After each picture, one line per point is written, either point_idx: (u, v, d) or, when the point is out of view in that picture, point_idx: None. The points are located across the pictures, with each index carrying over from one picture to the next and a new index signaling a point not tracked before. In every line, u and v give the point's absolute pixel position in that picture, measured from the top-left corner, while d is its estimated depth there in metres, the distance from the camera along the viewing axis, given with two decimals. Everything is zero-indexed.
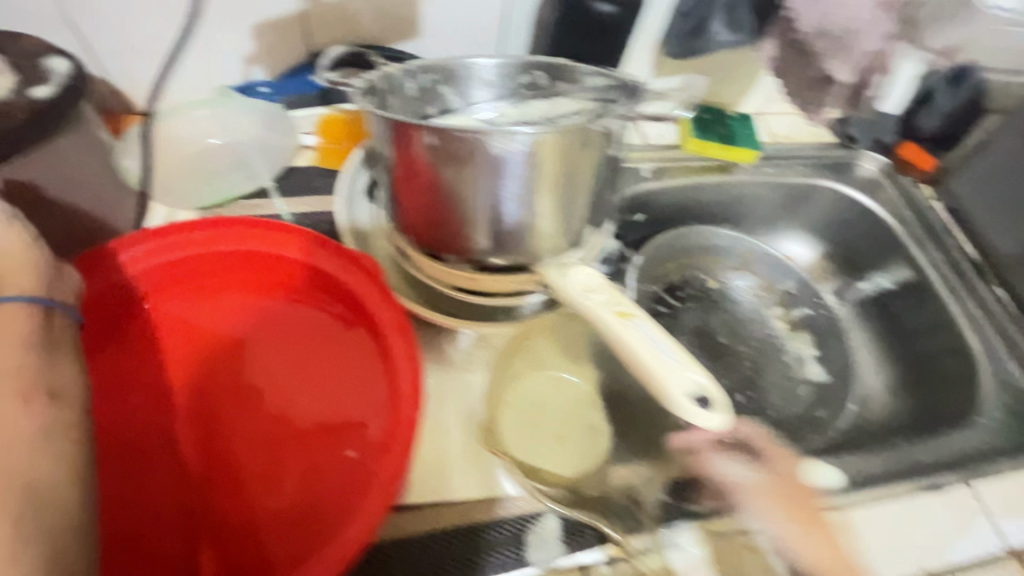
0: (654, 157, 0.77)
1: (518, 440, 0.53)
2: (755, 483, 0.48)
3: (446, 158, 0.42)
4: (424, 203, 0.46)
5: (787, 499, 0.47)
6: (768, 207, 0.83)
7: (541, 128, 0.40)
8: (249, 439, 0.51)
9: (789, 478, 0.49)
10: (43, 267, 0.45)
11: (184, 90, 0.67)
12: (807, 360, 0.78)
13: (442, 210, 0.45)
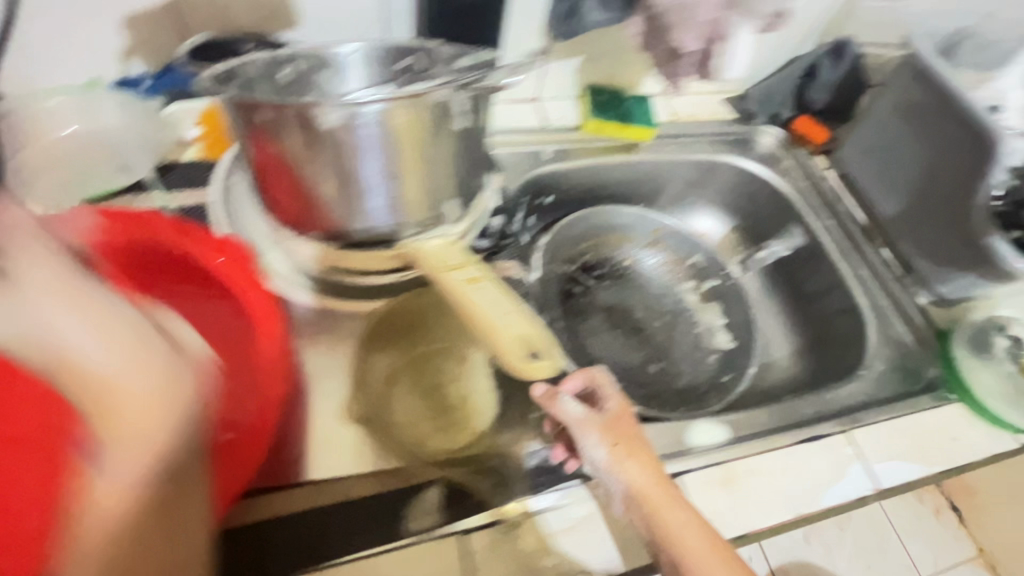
0: (559, 139, 0.77)
1: (404, 412, 0.54)
2: (586, 419, 0.48)
3: (302, 133, 0.44)
4: (289, 182, 0.49)
5: (619, 432, 0.47)
6: (677, 183, 0.86)
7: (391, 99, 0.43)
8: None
9: (618, 414, 0.49)
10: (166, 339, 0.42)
11: (41, 77, 0.59)
12: (716, 329, 0.81)
13: (305, 186, 0.49)
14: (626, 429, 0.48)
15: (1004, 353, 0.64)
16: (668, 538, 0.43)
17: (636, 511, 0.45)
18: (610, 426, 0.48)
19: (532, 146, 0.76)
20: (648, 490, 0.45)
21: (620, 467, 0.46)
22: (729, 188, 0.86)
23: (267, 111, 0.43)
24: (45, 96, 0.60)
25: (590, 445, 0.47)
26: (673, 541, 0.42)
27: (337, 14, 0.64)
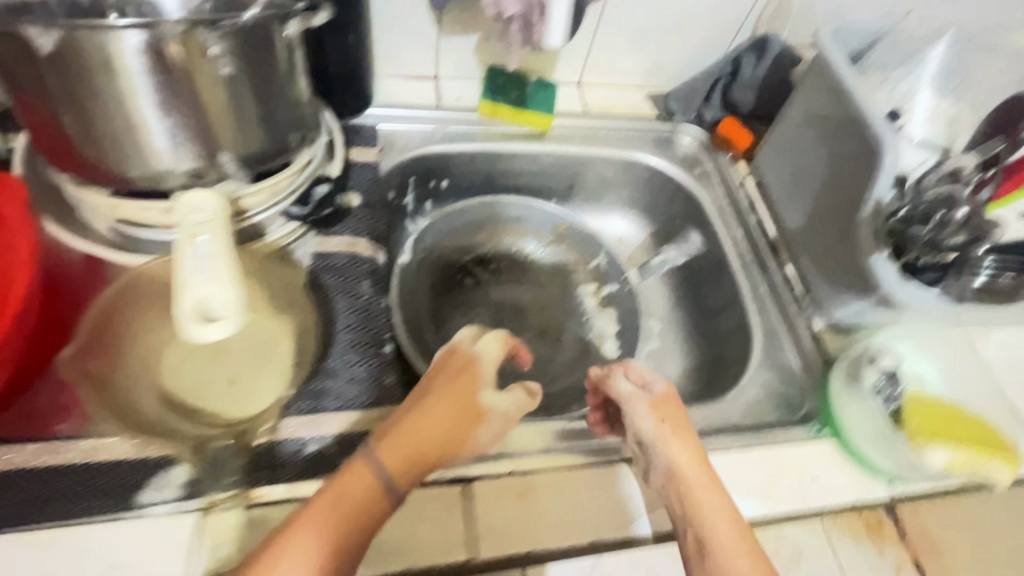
0: (450, 120, 0.73)
1: (181, 375, 0.49)
2: (635, 397, 0.50)
3: (23, 60, 0.39)
4: (37, 119, 0.43)
5: (666, 412, 0.49)
6: (590, 180, 0.80)
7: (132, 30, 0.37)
8: None
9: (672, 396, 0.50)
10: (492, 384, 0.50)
11: None
12: (608, 336, 0.76)
13: (48, 121, 0.43)
14: (681, 416, 0.49)
15: (873, 388, 0.56)
16: (694, 513, 0.44)
17: (673, 489, 0.45)
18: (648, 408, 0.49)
19: (420, 122, 0.72)
20: (690, 470, 0.46)
21: (664, 444, 0.47)
22: (645, 189, 0.81)
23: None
24: None
25: (639, 420, 0.49)
26: (703, 521, 0.43)
27: None
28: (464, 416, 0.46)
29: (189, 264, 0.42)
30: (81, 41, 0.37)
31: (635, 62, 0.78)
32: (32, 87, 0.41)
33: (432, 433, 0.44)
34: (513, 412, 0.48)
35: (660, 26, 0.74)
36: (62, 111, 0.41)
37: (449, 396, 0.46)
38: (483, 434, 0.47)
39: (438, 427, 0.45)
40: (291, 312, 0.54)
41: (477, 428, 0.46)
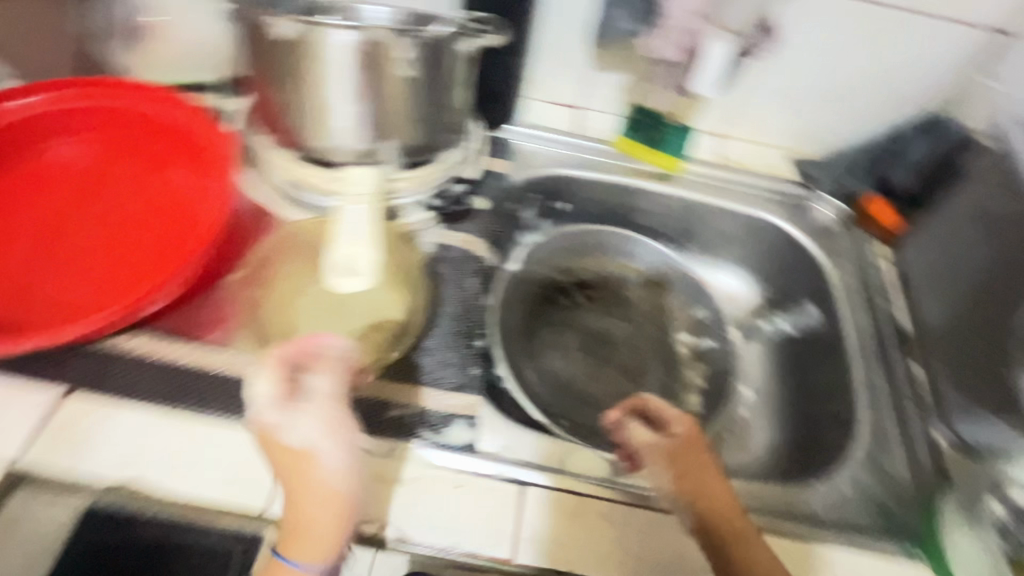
0: (586, 149, 0.77)
1: (309, 324, 0.52)
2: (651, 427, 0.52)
3: (268, 42, 0.48)
4: (261, 90, 0.53)
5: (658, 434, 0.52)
6: (711, 231, 0.79)
7: (362, 37, 0.47)
8: (55, 251, 0.53)
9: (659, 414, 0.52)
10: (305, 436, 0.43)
11: None
12: (692, 390, 0.73)
13: (270, 92, 0.52)
14: (689, 449, 0.51)
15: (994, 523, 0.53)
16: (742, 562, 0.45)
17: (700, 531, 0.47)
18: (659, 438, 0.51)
19: (560, 144, 0.77)
20: (719, 510, 0.47)
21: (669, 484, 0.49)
22: (765, 252, 0.78)
23: (252, 20, 0.48)
24: None
25: (654, 449, 0.51)
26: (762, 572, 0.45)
27: None
28: (306, 482, 0.42)
29: (345, 227, 0.51)
30: (330, 38, 0.46)
31: (786, 124, 0.76)
32: (265, 63, 0.51)
33: (308, 506, 0.42)
34: (334, 434, 0.43)
35: (821, 90, 0.72)
36: (285, 85, 0.50)
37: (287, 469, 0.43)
38: (337, 482, 0.42)
39: (308, 498, 0.42)
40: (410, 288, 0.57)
41: (310, 474, 0.42)
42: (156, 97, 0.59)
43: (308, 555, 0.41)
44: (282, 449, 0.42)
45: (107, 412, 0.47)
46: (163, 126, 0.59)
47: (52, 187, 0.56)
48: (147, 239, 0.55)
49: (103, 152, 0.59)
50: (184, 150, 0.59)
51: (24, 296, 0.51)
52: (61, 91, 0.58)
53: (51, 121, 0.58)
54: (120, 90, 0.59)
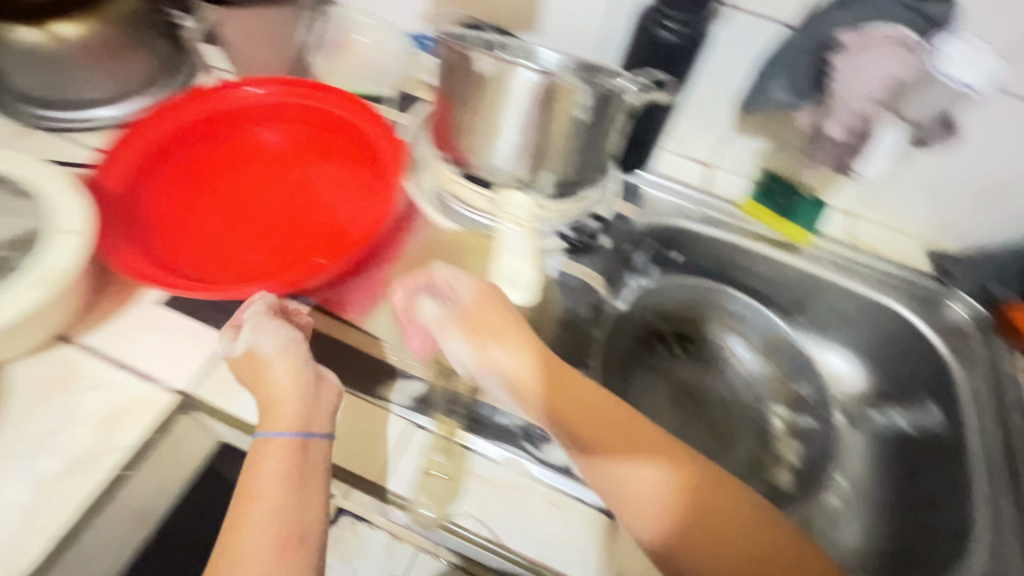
0: (712, 206, 0.79)
1: None
2: (491, 319, 0.52)
3: (463, 72, 0.55)
4: (441, 109, 0.60)
5: (494, 320, 0.52)
6: (828, 310, 0.77)
7: (545, 78, 0.51)
8: (245, 221, 0.62)
9: (554, 370, 0.49)
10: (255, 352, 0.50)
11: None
12: (784, 466, 0.72)
13: (449, 113, 0.58)
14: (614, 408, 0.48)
15: None
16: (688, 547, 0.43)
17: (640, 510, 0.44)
18: (492, 330, 0.51)
19: (687, 198, 0.79)
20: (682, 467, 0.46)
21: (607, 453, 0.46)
22: (883, 341, 0.75)
23: (453, 53, 0.55)
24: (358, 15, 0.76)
25: (510, 367, 0.50)
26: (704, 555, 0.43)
27: (572, 26, 0.72)
28: (266, 383, 0.49)
29: (510, 245, 0.59)
30: (520, 78, 0.52)
31: (932, 216, 0.73)
32: (454, 88, 0.57)
33: (268, 391, 0.49)
34: (259, 332, 0.50)
35: (982, 189, 0.68)
36: (465, 111, 0.57)
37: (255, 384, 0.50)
38: (283, 370, 0.49)
39: (273, 388, 0.49)
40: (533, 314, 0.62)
41: (265, 365, 0.50)
42: (346, 104, 0.67)
43: (284, 424, 0.47)
44: (253, 362, 0.50)
45: None
46: (354, 133, 0.67)
47: (251, 168, 0.66)
48: (321, 226, 0.62)
49: (296, 144, 0.68)
50: (368, 159, 0.66)
51: (215, 256, 0.59)
52: (281, 89, 0.67)
53: (258, 112, 0.67)
54: (324, 94, 0.67)
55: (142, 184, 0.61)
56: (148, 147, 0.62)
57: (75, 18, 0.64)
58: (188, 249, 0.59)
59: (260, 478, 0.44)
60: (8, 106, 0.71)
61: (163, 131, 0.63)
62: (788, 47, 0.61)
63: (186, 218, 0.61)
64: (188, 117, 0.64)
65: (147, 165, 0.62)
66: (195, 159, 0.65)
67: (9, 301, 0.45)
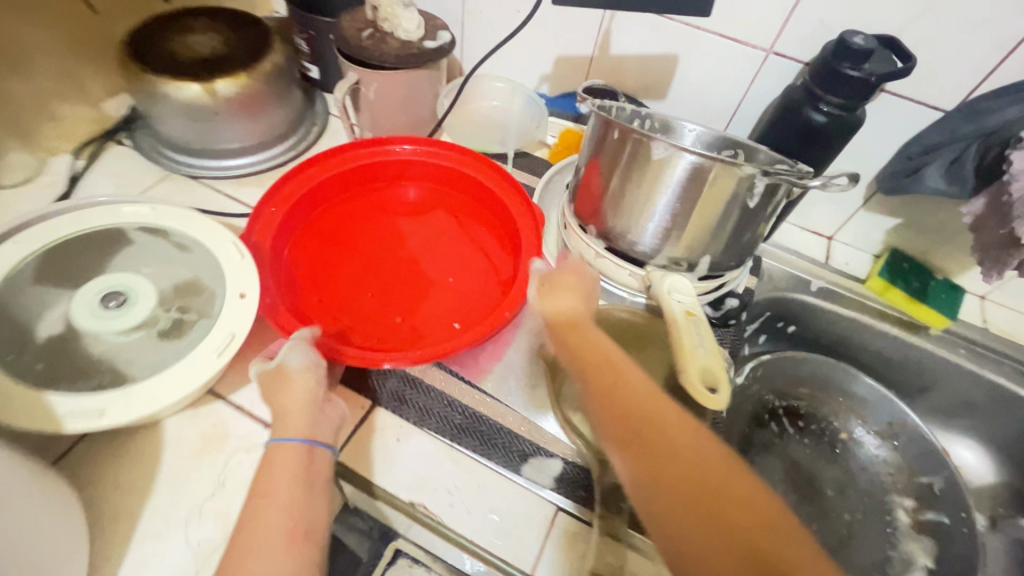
0: (833, 279, 0.76)
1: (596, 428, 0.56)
2: (564, 280, 0.55)
3: (626, 153, 0.55)
4: (591, 185, 0.60)
5: (565, 281, 0.55)
6: (957, 398, 0.74)
7: (716, 164, 0.50)
8: (381, 280, 0.62)
9: (584, 345, 0.49)
10: (276, 366, 0.50)
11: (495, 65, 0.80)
12: (916, 568, 0.69)
13: (602, 189, 0.59)
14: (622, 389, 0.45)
15: None
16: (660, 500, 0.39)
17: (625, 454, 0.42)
18: (556, 287, 0.55)
19: (805, 271, 0.76)
20: (685, 450, 0.40)
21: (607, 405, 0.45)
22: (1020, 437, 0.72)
23: (615, 133, 0.55)
24: (494, 78, 0.79)
25: (558, 306, 0.53)
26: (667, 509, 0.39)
27: (702, 97, 0.72)
28: (280, 396, 0.48)
29: (690, 332, 0.47)
30: (691, 166, 0.51)
31: None
32: (609, 166, 0.57)
33: (281, 402, 0.48)
34: (292, 348, 0.50)
35: None
36: (623, 189, 0.56)
37: (273, 398, 0.48)
38: (302, 385, 0.48)
39: (288, 401, 0.48)
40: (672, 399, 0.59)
41: (284, 378, 0.49)
42: (488, 169, 0.66)
43: (293, 430, 0.46)
44: (275, 378, 0.49)
45: (409, 431, 0.55)
46: (492, 198, 0.66)
47: (388, 227, 0.67)
48: (456, 293, 0.62)
49: (433, 208, 0.69)
50: (504, 228, 0.66)
51: (351, 315, 0.59)
52: (426, 148, 0.68)
53: (400, 171, 0.68)
54: (465, 158, 0.67)
55: (288, 233, 0.62)
56: (298, 195, 0.62)
57: (233, 75, 0.66)
58: (325, 305, 0.59)
59: (271, 484, 0.43)
60: (149, 148, 0.73)
61: (313, 180, 0.64)
62: (938, 129, 0.60)
63: (325, 273, 0.62)
64: (335, 169, 0.65)
65: (295, 214, 0.62)
66: (334, 212, 0.66)
67: (187, 371, 0.45)
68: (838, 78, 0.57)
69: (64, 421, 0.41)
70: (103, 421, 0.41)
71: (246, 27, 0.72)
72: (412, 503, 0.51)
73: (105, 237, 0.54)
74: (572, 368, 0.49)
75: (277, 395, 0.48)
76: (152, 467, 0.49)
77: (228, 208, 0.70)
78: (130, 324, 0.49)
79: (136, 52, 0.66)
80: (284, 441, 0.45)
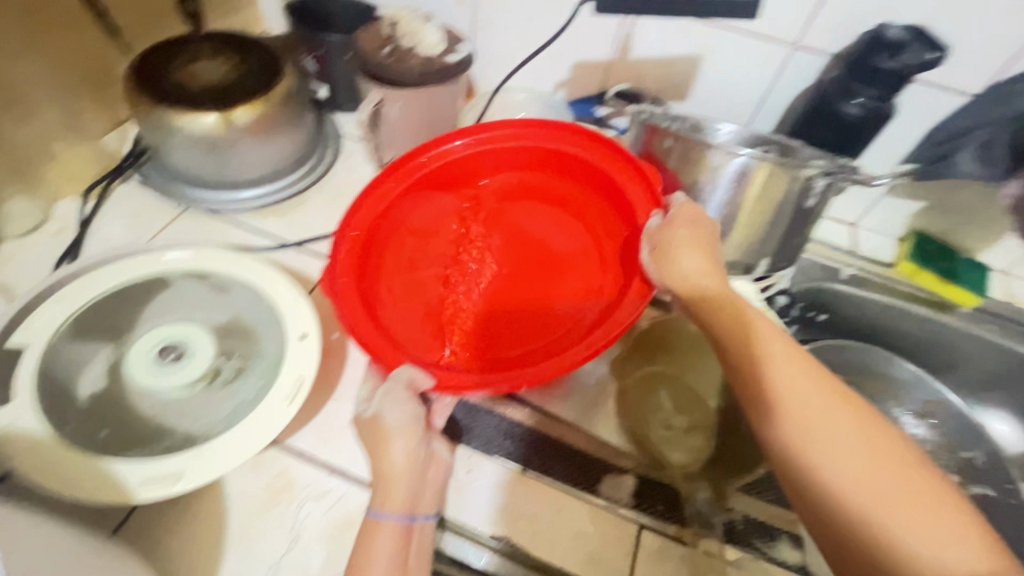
0: (862, 266, 0.76)
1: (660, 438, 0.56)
2: (681, 236, 0.48)
3: (676, 158, 0.54)
4: None
5: (685, 236, 0.47)
6: (990, 372, 0.76)
7: (774, 164, 0.50)
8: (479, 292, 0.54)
9: (718, 314, 0.44)
10: (381, 419, 0.46)
11: (508, 73, 0.79)
12: None
13: None
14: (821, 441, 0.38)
15: None
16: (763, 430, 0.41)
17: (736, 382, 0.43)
18: (672, 248, 0.47)
19: (833, 259, 0.76)
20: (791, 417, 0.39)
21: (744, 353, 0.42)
22: None
23: (667, 138, 0.54)
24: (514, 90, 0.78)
25: (682, 272, 0.46)
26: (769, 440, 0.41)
27: (724, 93, 0.71)
28: (381, 455, 0.46)
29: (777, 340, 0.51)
30: (747, 168, 0.51)
31: None
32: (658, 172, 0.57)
33: (380, 463, 0.46)
34: (388, 398, 0.45)
35: None
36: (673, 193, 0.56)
37: (374, 449, 0.46)
38: (403, 446, 0.46)
39: (387, 465, 0.45)
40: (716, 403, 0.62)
41: (383, 436, 0.46)
42: (585, 145, 0.55)
43: (393, 504, 0.44)
44: (375, 430, 0.46)
45: (476, 460, 0.53)
46: (582, 171, 0.56)
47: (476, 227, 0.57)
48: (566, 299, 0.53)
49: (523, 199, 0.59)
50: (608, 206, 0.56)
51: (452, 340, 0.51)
52: (507, 132, 0.57)
53: (481, 163, 0.58)
54: (539, 132, 0.56)
55: (369, 259, 0.52)
56: (369, 220, 0.53)
57: (250, 101, 0.63)
58: (423, 331, 0.51)
59: (372, 561, 0.42)
60: (161, 184, 0.70)
61: (386, 201, 0.54)
62: (968, 117, 0.61)
63: (418, 292, 0.53)
64: (404, 183, 0.55)
65: (372, 239, 0.53)
66: (412, 220, 0.56)
67: (258, 424, 0.43)
68: (875, 71, 0.57)
69: (136, 490, 0.40)
70: (180, 485, 0.40)
71: (255, 50, 0.68)
72: (492, 540, 0.50)
73: (140, 288, 0.51)
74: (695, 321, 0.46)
75: (378, 452, 0.46)
76: (219, 528, 0.47)
77: (252, 242, 0.68)
78: (190, 377, 0.46)
79: (147, 83, 0.63)
80: (386, 512, 0.44)
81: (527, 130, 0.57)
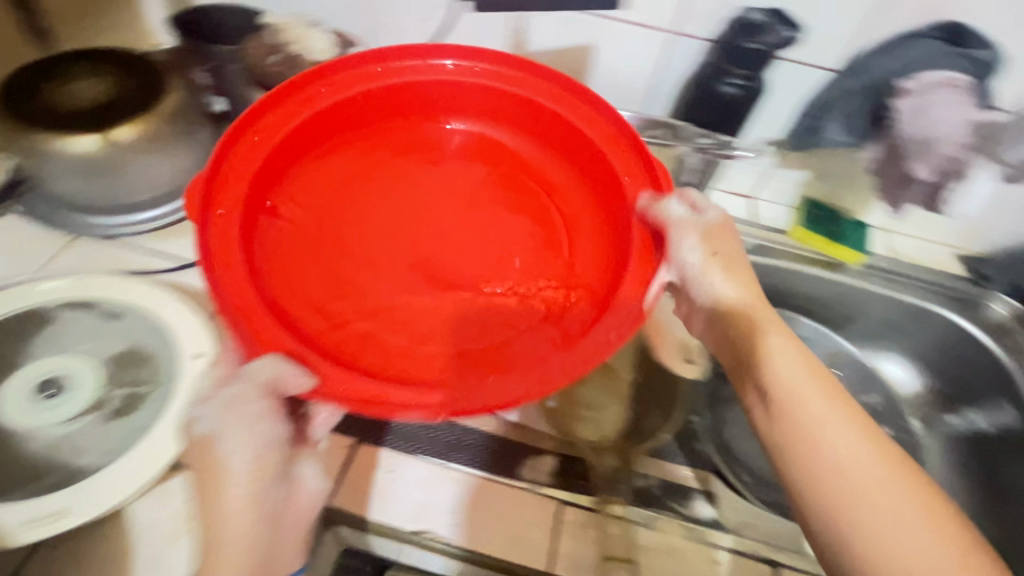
0: (760, 235, 0.81)
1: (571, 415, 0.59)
2: (726, 245, 0.52)
3: None
4: None
5: (729, 249, 0.52)
6: (881, 322, 0.82)
7: None
8: (378, 241, 0.55)
9: (753, 326, 0.48)
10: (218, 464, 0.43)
11: None
12: None
13: None
14: (870, 484, 0.40)
15: None
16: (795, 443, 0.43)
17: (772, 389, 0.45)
18: (727, 254, 0.52)
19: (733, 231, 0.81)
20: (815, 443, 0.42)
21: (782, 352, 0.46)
22: (938, 346, 0.80)
23: None
24: None
25: (726, 286, 0.51)
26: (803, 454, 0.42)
27: (617, 82, 0.74)
28: (217, 509, 0.42)
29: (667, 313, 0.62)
30: None
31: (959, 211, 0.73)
32: None
33: (226, 506, 0.42)
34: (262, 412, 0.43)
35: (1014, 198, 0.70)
36: None
37: (207, 502, 0.43)
38: (240, 492, 0.42)
39: (222, 519, 0.42)
40: (629, 377, 0.66)
41: (227, 476, 0.43)
42: (579, 106, 0.57)
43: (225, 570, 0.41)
44: (216, 467, 0.43)
45: (398, 461, 0.54)
46: (578, 142, 0.57)
47: (404, 172, 0.59)
48: (489, 289, 0.54)
49: (475, 154, 0.61)
50: (594, 183, 0.58)
51: (348, 279, 0.53)
52: (494, 69, 0.58)
53: (455, 97, 0.59)
54: (542, 84, 0.57)
55: (275, 165, 0.53)
56: (305, 118, 0.54)
57: (133, 119, 0.61)
58: (305, 266, 0.52)
59: None
60: (48, 213, 0.66)
61: (319, 107, 0.55)
62: (833, 90, 0.65)
63: (314, 220, 0.55)
64: (363, 87, 0.56)
65: (299, 135, 0.54)
66: (344, 141, 0.58)
67: (150, 449, 0.44)
68: (740, 52, 0.63)
69: (19, 531, 0.40)
70: (65, 521, 0.41)
71: (138, 63, 0.65)
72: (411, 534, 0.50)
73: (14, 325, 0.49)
74: (734, 327, 0.49)
75: (214, 503, 0.42)
76: (121, 564, 0.45)
77: (152, 265, 0.65)
78: (71, 412, 0.46)
79: (13, 107, 0.59)
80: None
81: (508, 81, 0.58)
